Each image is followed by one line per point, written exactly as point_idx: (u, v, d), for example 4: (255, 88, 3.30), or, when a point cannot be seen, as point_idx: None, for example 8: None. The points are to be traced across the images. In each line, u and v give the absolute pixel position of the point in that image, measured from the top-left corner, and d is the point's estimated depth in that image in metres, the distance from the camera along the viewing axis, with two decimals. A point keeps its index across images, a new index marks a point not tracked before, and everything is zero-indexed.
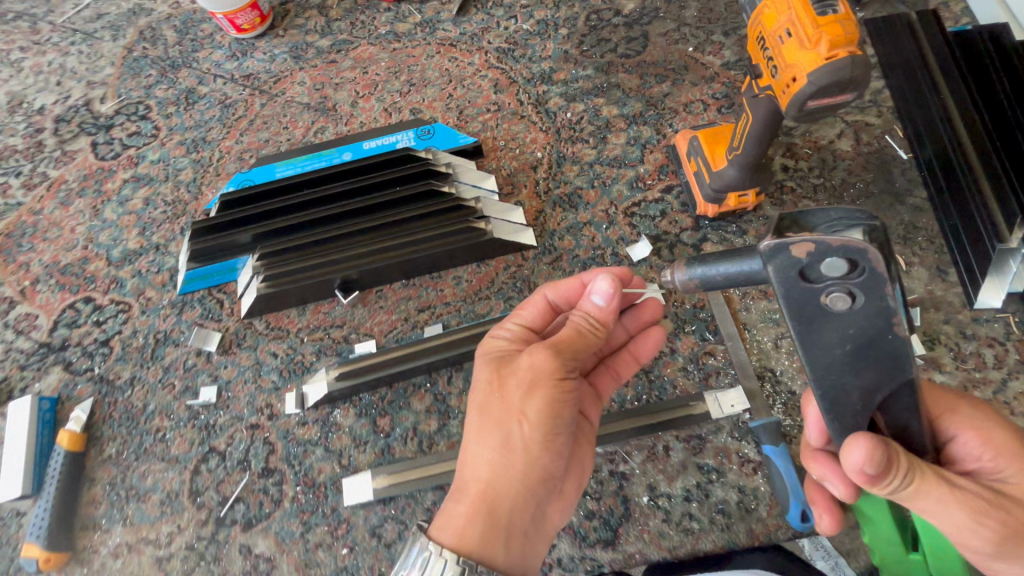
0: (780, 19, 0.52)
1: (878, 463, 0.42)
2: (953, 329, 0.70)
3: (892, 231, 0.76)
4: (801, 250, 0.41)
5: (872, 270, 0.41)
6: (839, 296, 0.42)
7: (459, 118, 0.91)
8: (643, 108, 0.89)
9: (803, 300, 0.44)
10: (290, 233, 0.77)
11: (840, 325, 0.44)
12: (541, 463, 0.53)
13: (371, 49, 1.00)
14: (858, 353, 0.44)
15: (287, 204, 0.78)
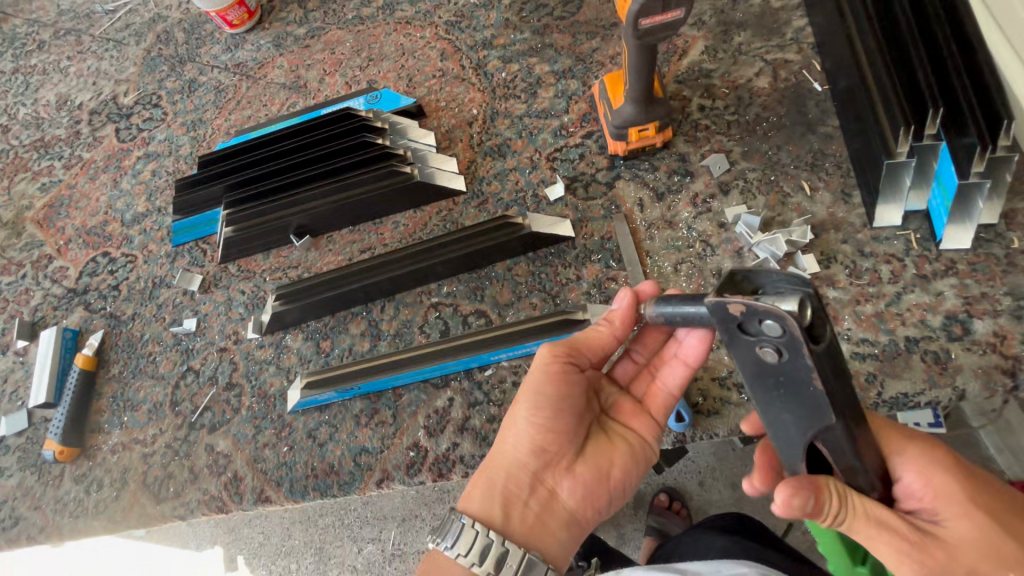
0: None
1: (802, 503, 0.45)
2: (851, 248, 0.71)
3: (801, 159, 0.78)
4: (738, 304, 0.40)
5: (797, 335, 0.39)
6: (771, 351, 0.41)
7: (408, 85, 1.02)
8: (572, 64, 0.95)
9: (738, 347, 0.43)
10: (250, 185, 0.91)
11: (781, 376, 0.42)
12: (533, 438, 0.60)
13: (339, 33, 1.12)
14: (800, 402, 0.43)
15: (248, 161, 0.92)
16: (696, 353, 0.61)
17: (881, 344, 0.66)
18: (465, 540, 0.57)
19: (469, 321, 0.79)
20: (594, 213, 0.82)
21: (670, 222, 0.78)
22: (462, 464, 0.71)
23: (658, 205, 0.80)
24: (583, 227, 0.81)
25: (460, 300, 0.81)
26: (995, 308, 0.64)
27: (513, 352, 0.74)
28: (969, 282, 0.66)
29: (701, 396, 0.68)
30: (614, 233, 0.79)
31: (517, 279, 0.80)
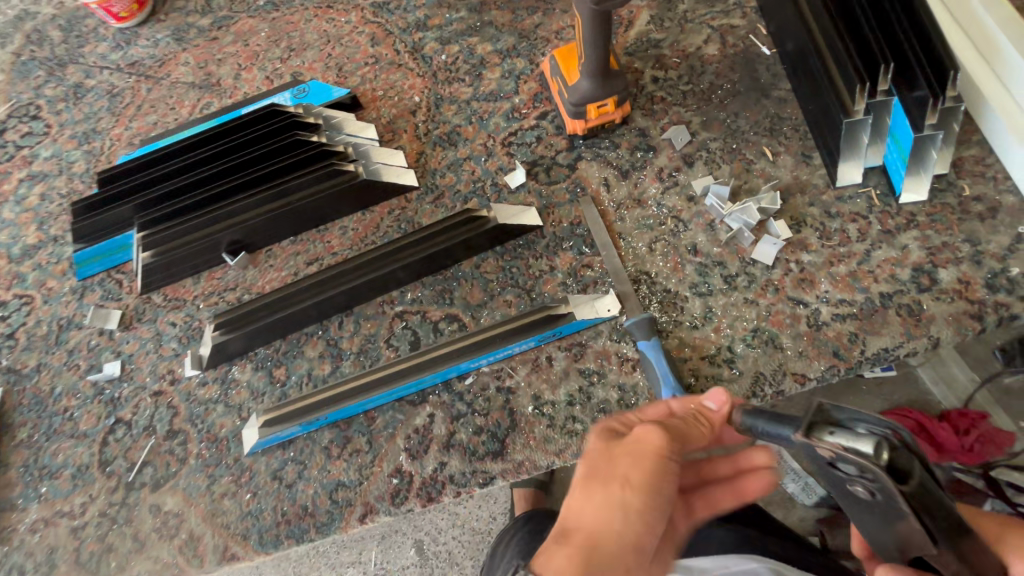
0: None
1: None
2: (818, 210, 0.71)
3: (760, 124, 0.77)
4: (822, 446, 0.40)
5: (884, 483, 0.39)
6: (862, 488, 0.41)
7: (338, 75, 0.92)
8: (516, 42, 0.89)
9: (832, 475, 0.43)
10: (166, 202, 0.79)
11: (873, 506, 0.43)
12: (607, 503, 0.45)
13: (251, 22, 1.00)
14: (892, 523, 0.44)
15: (160, 174, 0.80)
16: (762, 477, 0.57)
17: (857, 303, 0.66)
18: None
19: (440, 328, 0.73)
20: (559, 198, 0.77)
21: (638, 200, 0.75)
22: (452, 483, 0.65)
23: (625, 184, 0.76)
24: (550, 213, 0.76)
25: (427, 306, 0.74)
26: (956, 255, 0.66)
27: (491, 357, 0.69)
28: (929, 234, 0.68)
29: (692, 376, 0.66)
30: (582, 217, 0.75)
31: (487, 276, 0.74)
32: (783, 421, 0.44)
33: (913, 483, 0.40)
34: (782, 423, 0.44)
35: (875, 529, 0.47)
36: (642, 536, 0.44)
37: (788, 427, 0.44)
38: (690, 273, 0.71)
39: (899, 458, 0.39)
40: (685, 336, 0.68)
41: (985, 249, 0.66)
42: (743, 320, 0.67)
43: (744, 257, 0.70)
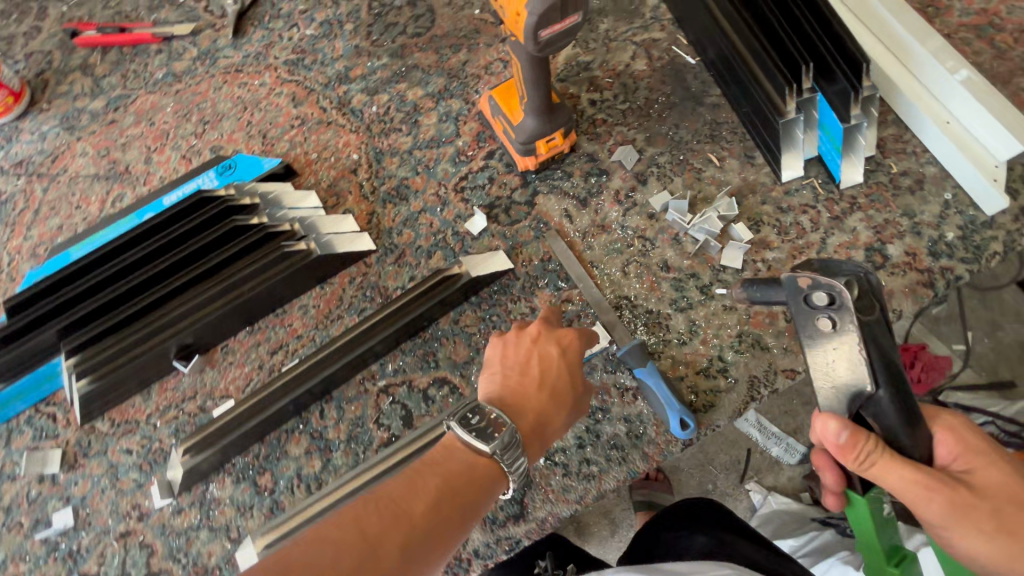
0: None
1: (847, 425, 0.44)
2: (771, 207, 0.74)
3: (700, 132, 0.80)
4: (803, 280, 0.45)
5: (845, 307, 0.43)
6: (829, 323, 0.44)
7: (264, 143, 0.86)
8: (446, 82, 0.87)
9: (802, 319, 0.45)
10: (97, 319, 0.70)
11: (830, 347, 0.44)
12: (564, 406, 0.59)
13: (152, 98, 0.92)
14: (849, 369, 0.44)
15: (82, 289, 0.71)
16: None
17: None
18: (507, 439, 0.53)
19: (430, 395, 0.69)
20: (524, 236, 0.76)
21: (603, 226, 0.76)
22: (478, 558, 0.63)
23: (586, 213, 0.76)
24: (519, 253, 0.75)
25: (412, 374, 0.70)
26: (899, 230, 0.71)
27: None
28: (872, 213, 0.72)
29: (692, 393, 0.66)
30: (551, 252, 0.74)
31: (468, 330, 0.71)
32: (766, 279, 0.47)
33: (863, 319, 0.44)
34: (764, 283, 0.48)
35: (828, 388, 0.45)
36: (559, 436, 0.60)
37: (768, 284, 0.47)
38: (667, 290, 0.71)
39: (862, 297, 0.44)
40: (677, 354, 0.68)
41: (922, 221, 0.71)
42: (728, 326, 0.69)
43: (714, 265, 0.72)
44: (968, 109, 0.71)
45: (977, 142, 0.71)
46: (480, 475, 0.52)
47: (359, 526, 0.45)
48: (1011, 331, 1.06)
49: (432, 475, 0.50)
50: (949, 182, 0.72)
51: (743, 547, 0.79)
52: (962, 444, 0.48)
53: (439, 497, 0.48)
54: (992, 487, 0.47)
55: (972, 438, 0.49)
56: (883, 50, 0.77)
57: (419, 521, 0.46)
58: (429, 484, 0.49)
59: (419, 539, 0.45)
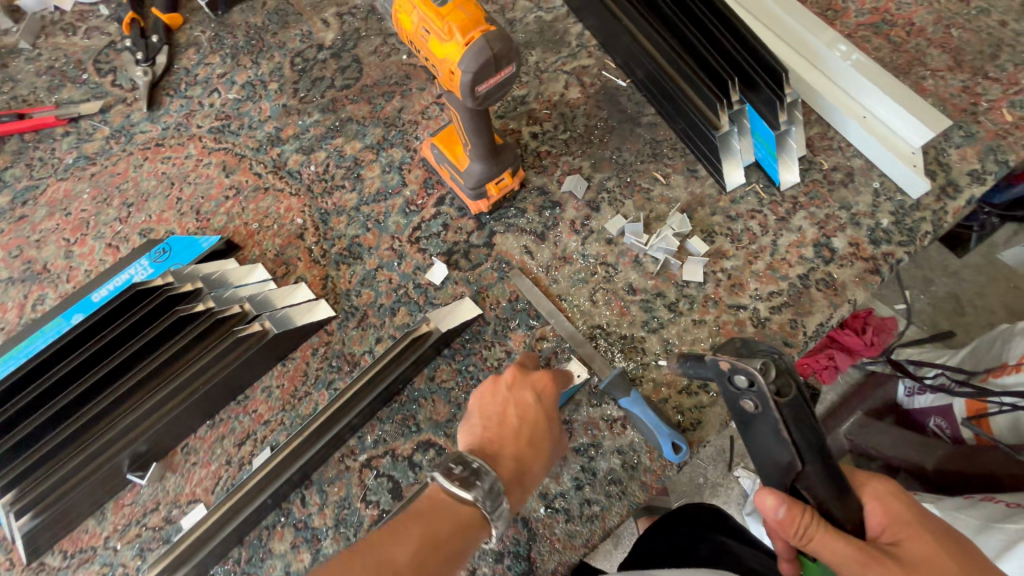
0: (414, 19, 0.51)
1: (780, 500, 0.45)
2: (721, 217, 0.76)
3: (642, 152, 0.81)
4: (723, 363, 0.43)
5: (764, 392, 0.42)
6: (753, 406, 0.43)
7: (198, 219, 0.81)
8: (384, 132, 0.85)
9: (728, 399, 0.44)
10: (33, 444, 0.63)
11: (759, 425, 0.44)
12: (545, 451, 0.57)
13: (65, 185, 0.85)
14: (776, 447, 0.44)
15: (7, 415, 0.62)
16: None
17: (784, 290, 0.72)
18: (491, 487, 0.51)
19: (416, 461, 0.66)
20: (488, 279, 0.75)
21: (564, 257, 0.75)
22: None
23: (545, 246, 0.76)
24: (486, 297, 0.74)
25: (394, 442, 0.67)
26: (840, 223, 0.75)
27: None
28: (813, 210, 0.76)
29: (679, 413, 0.67)
30: (518, 291, 0.74)
31: (446, 386, 0.69)
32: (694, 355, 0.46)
33: (784, 401, 0.42)
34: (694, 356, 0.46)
35: (761, 454, 0.46)
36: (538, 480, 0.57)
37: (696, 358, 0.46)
38: (637, 312, 0.72)
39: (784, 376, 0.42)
40: (657, 376, 0.69)
41: (858, 211, 0.75)
42: (700, 340, 0.70)
43: (677, 281, 0.73)
44: (882, 106, 0.76)
45: (895, 134, 0.76)
46: (465, 522, 0.49)
47: None
48: (944, 286, 1.14)
49: (417, 526, 0.48)
50: (875, 172, 0.77)
51: (744, 553, 0.80)
52: (890, 515, 0.47)
53: (424, 545, 0.46)
54: (925, 560, 0.44)
55: (904, 506, 0.47)
56: (796, 57, 0.82)
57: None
58: (413, 533, 0.47)
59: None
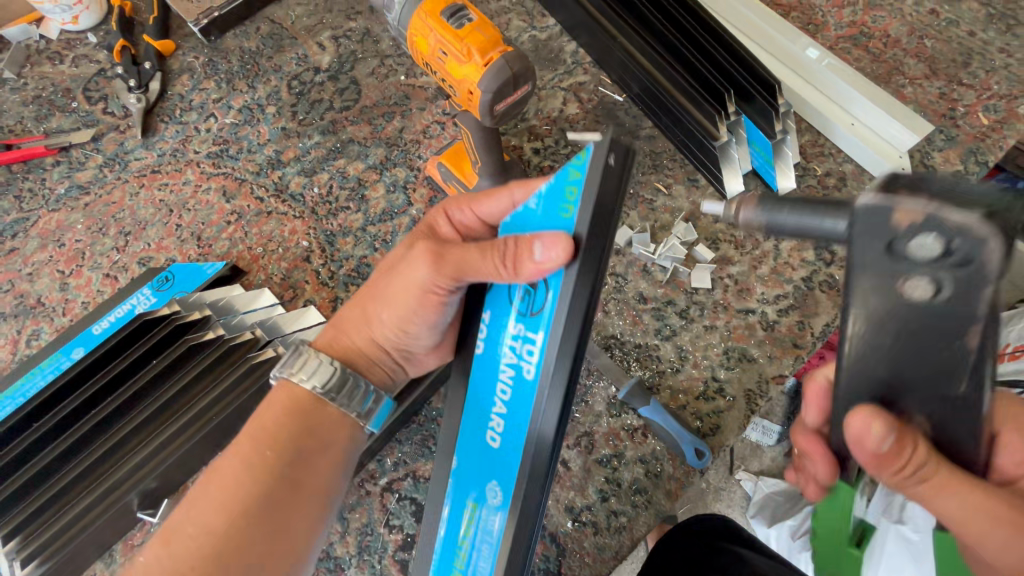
0: (430, 42, 0.52)
1: (890, 433, 0.36)
2: (723, 224, 0.78)
3: (642, 163, 0.83)
4: (902, 219, 0.34)
5: (979, 268, 0.33)
6: (924, 285, 0.34)
7: (200, 246, 0.80)
8: (386, 151, 0.86)
9: (884, 274, 0.35)
10: (39, 485, 0.60)
11: (910, 310, 0.35)
12: (394, 270, 0.55)
13: (57, 216, 0.83)
14: (943, 351, 0.36)
15: (13, 454, 0.61)
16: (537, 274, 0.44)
17: (790, 293, 0.74)
18: (315, 369, 0.55)
19: None
20: None
21: None
22: None
23: None
24: None
25: (414, 464, 0.66)
26: None
27: (515, 386, 0.48)
28: None
29: (698, 419, 0.67)
30: None
31: None
32: (821, 202, 0.37)
33: (967, 275, 0.33)
34: (826, 204, 0.37)
35: (873, 351, 0.38)
36: (370, 317, 0.58)
37: (829, 212, 0.37)
38: (649, 321, 0.73)
39: (982, 246, 0.32)
40: (674, 383, 0.69)
41: None
42: (713, 346, 0.71)
43: (686, 288, 0.74)
44: (867, 111, 0.80)
45: (882, 139, 0.79)
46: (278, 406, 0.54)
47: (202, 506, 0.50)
48: None
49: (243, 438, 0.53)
50: (866, 175, 0.80)
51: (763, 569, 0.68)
52: None
53: (241, 446, 0.52)
54: None
55: None
56: (784, 70, 0.85)
57: (251, 496, 0.50)
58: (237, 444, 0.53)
59: (257, 515, 0.50)
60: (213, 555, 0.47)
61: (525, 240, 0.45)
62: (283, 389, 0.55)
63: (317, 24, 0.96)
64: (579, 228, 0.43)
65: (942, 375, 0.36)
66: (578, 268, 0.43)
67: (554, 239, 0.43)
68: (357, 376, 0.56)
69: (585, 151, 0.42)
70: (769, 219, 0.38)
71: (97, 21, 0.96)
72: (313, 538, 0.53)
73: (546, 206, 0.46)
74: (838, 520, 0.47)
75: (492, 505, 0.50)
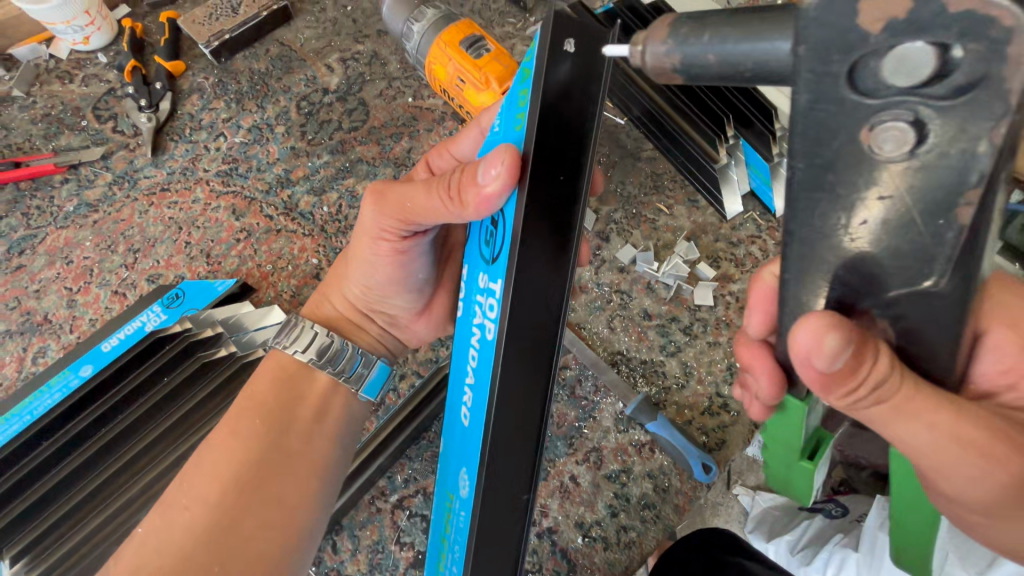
0: (449, 70, 0.68)
1: (844, 344, 0.33)
2: (724, 243, 0.80)
3: (644, 184, 0.85)
4: (871, 24, 0.25)
5: (966, 101, 0.26)
6: (903, 128, 0.27)
7: (209, 263, 0.81)
8: (394, 171, 0.87)
9: (847, 123, 0.29)
10: (53, 501, 0.62)
11: (874, 166, 0.29)
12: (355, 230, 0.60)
13: (65, 234, 0.83)
14: (914, 225, 0.30)
15: (30, 469, 0.62)
16: (484, 198, 0.43)
17: None
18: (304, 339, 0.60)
19: None
20: None
21: (579, 287, 0.78)
22: None
23: None
24: None
25: (424, 480, 0.66)
26: None
27: (481, 348, 0.47)
28: None
29: (703, 434, 0.69)
30: None
31: None
32: (760, 21, 0.29)
33: (966, 100, 0.26)
34: (764, 19, 0.29)
35: (815, 222, 0.33)
36: (345, 278, 0.64)
37: (771, 32, 0.29)
38: (654, 337, 0.74)
39: (996, 60, 0.24)
40: (680, 399, 0.71)
41: None
42: (717, 362, 0.72)
43: (689, 305, 0.76)
44: None
45: None
46: (265, 384, 0.58)
47: (191, 480, 0.53)
48: None
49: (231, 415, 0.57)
50: None
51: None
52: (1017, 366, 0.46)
53: (229, 421, 0.56)
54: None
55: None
56: None
57: (241, 464, 0.53)
58: (226, 420, 0.56)
59: (246, 485, 0.53)
60: (207, 526, 0.50)
61: (471, 169, 0.45)
62: (274, 358, 0.60)
63: (325, 47, 0.98)
64: (527, 145, 0.41)
65: (913, 267, 0.31)
66: (525, 190, 0.42)
67: (496, 156, 0.41)
68: (342, 343, 0.61)
69: (532, 42, 0.40)
70: (686, 52, 0.31)
71: (107, 41, 0.97)
72: (313, 509, 0.55)
73: (510, 120, 0.45)
74: (789, 434, 0.49)
75: (462, 494, 0.49)
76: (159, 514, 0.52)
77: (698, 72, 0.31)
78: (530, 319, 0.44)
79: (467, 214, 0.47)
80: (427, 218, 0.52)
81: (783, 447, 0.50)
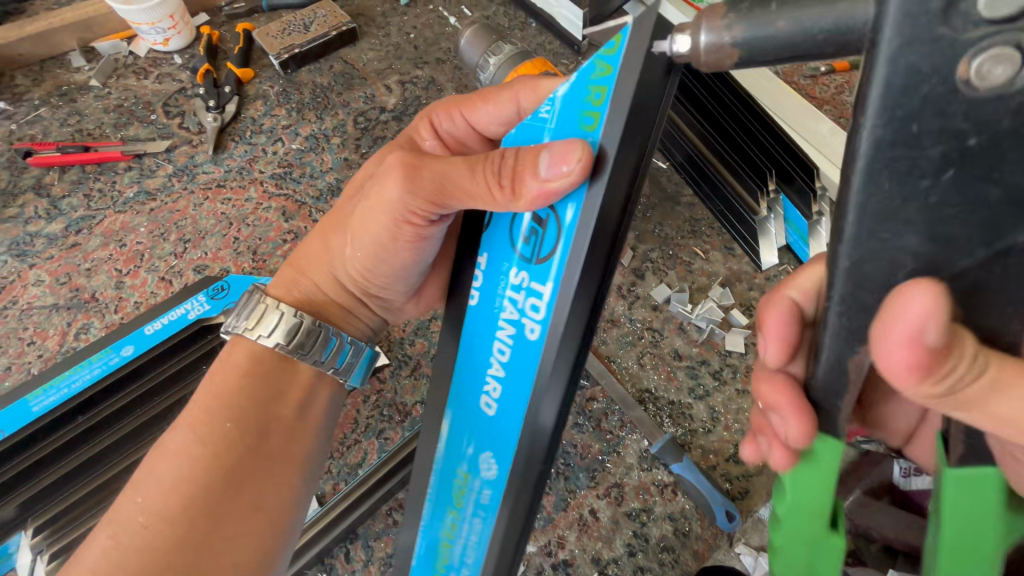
0: None
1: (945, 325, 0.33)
2: (758, 293, 0.81)
3: (682, 227, 0.87)
4: None
5: None
6: (1006, 55, 0.28)
7: (254, 260, 0.83)
8: None
9: (938, 64, 0.29)
10: (81, 476, 0.63)
11: (949, 110, 0.30)
12: (370, 199, 0.59)
13: (122, 218, 0.87)
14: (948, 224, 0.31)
15: (64, 442, 0.64)
16: (542, 193, 0.44)
17: None
18: (285, 330, 0.60)
19: None
20: None
21: (612, 320, 0.80)
22: None
23: None
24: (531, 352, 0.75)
25: None
26: None
27: (516, 343, 0.50)
28: None
29: (728, 481, 0.68)
30: None
31: None
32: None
33: None
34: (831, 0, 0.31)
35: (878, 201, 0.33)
36: (344, 251, 0.64)
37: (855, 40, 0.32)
38: (683, 378, 0.75)
39: None
40: (706, 443, 0.71)
41: None
42: (745, 410, 0.72)
43: (720, 350, 0.76)
44: None
45: None
46: (260, 372, 0.60)
47: (152, 483, 0.53)
48: None
49: (191, 414, 0.57)
50: None
51: None
52: None
53: (194, 420, 0.56)
54: None
55: None
56: None
57: (212, 462, 0.54)
58: (189, 419, 0.56)
59: (215, 486, 0.53)
60: (174, 531, 0.51)
61: (531, 159, 0.45)
62: (246, 346, 0.60)
63: (386, 68, 1.03)
64: (604, 142, 0.43)
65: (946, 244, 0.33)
66: (598, 186, 0.43)
67: (569, 153, 0.42)
68: (317, 328, 0.61)
69: (619, 36, 0.40)
70: (750, 22, 0.33)
71: (185, 44, 1.03)
72: (294, 506, 0.59)
73: (570, 113, 0.46)
74: (815, 493, 0.45)
75: (486, 476, 0.53)
76: (110, 534, 0.51)
77: (762, 45, 0.33)
78: (575, 330, 0.47)
79: (517, 205, 0.47)
80: (463, 201, 0.52)
81: (803, 499, 0.45)
